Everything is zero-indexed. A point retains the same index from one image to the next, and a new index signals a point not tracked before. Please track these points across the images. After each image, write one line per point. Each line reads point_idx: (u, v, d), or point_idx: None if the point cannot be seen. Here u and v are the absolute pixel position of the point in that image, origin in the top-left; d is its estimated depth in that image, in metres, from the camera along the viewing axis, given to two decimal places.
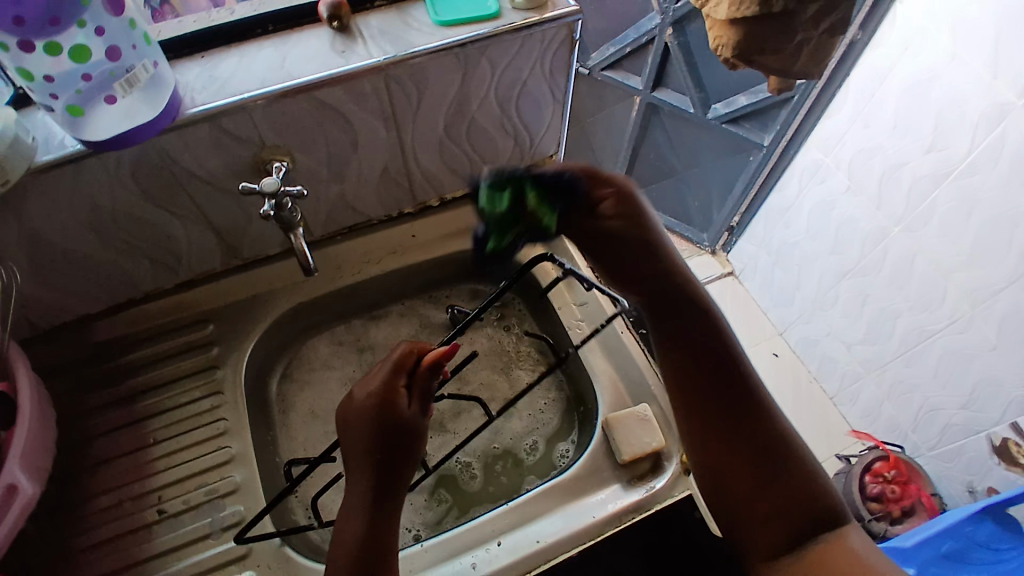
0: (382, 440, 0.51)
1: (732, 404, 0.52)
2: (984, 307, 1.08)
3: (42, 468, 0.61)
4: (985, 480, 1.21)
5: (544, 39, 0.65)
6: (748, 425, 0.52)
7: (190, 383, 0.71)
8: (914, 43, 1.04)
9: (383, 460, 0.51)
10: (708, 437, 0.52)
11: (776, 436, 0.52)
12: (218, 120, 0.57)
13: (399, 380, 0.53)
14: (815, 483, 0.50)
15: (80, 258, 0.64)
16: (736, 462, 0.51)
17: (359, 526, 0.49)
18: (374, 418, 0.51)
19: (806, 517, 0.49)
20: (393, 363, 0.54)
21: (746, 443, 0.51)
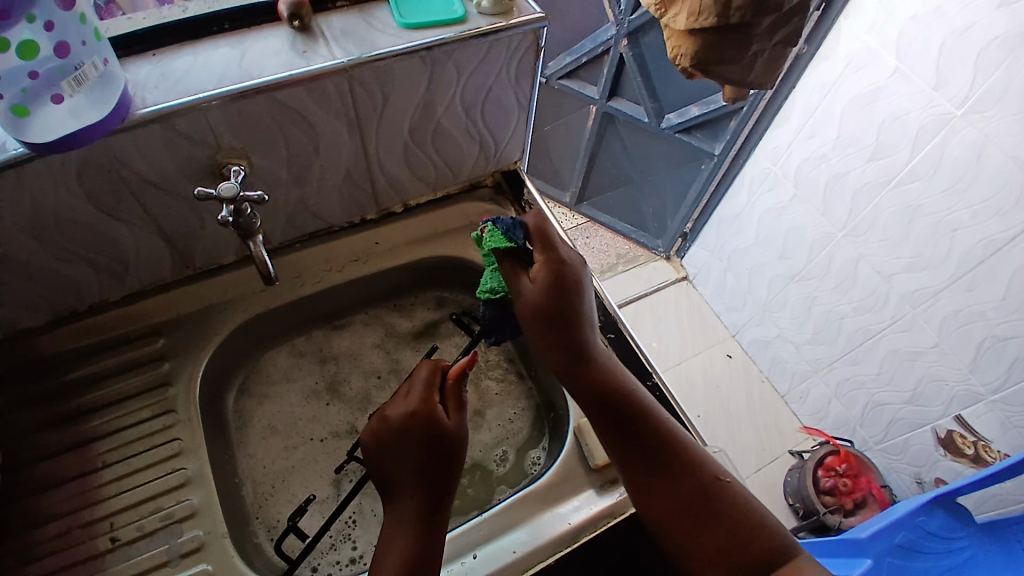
0: (429, 453, 0.53)
1: (655, 451, 0.56)
2: (925, 308, 1.15)
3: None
4: (933, 471, 1.29)
5: (511, 45, 0.65)
6: (685, 467, 0.55)
7: (141, 401, 0.67)
8: (857, 58, 1.10)
9: (433, 472, 0.53)
10: (649, 487, 0.55)
11: (713, 475, 0.55)
12: (171, 121, 0.54)
13: (434, 396, 0.56)
14: (759, 516, 0.54)
15: (18, 268, 0.59)
16: (685, 505, 0.54)
17: (404, 544, 0.50)
18: (420, 431, 0.54)
19: (755, 552, 0.51)
20: (423, 383, 0.57)
21: (689, 485, 0.55)
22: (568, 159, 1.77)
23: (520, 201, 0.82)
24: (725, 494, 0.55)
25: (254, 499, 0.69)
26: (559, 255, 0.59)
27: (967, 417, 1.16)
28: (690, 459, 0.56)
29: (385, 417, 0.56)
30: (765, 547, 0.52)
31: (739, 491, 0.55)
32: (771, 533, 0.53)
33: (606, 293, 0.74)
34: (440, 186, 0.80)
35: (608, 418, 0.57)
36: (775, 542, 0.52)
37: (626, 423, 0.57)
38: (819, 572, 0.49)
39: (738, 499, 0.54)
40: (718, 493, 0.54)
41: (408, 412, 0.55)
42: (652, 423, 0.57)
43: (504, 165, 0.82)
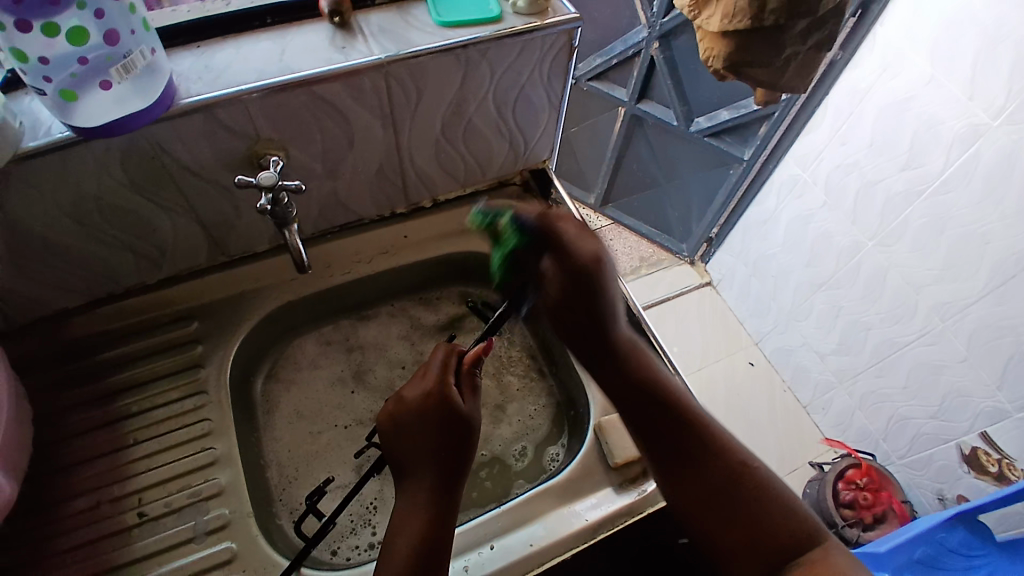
0: (446, 432, 0.55)
1: (683, 440, 0.57)
2: (954, 321, 1.12)
3: (18, 463, 0.59)
4: (956, 488, 1.26)
5: (544, 44, 0.65)
6: (710, 455, 0.55)
7: (172, 382, 0.69)
8: (892, 65, 1.08)
9: (449, 452, 0.54)
10: (675, 473, 0.56)
11: (743, 463, 0.55)
12: (213, 111, 0.56)
13: (449, 378, 0.58)
14: (784, 505, 0.53)
15: (62, 249, 0.62)
16: (708, 493, 0.54)
17: (416, 527, 0.50)
18: (437, 411, 0.55)
19: (778, 542, 0.51)
20: (439, 365, 0.59)
21: (714, 472, 0.54)
22: (594, 161, 1.77)
23: (547, 200, 0.83)
24: (753, 483, 0.54)
25: (278, 481, 0.70)
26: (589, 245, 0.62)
27: (993, 434, 1.14)
28: (721, 446, 0.56)
29: (402, 398, 0.58)
30: (787, 536, 0.51)
31: (767, 479, 0.54)
32: (798, 523, 0.52)
33: (631, 296, 0.74)
34: (468, 183, 0.81)
35: (639, 413, 0.59)
36: (800, 533, 0.51)
37: (657, 416, 0.58)
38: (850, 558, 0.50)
39: (765, 487, 0.53)
40: (743, 480, 0.54)
41: (425, 393, 0.56)
42: (681, 409, 0.58)
43: (533, 163, 0.83)
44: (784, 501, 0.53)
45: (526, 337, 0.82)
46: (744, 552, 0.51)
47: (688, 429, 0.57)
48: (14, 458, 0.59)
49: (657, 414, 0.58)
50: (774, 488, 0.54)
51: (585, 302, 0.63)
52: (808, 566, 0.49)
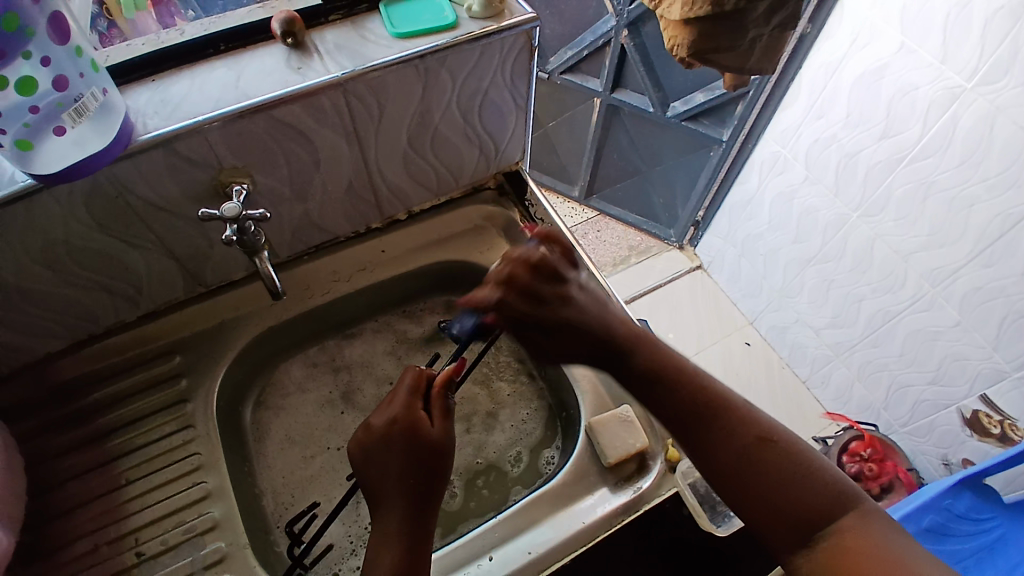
0: (413, 461, 0.54)
1: (693, 417, 0.54)
2: (945, 287, 1.12)
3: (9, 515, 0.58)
4: (960, 452, 1.27)
5: (503, 47, 0.65)
6: (722, 431, 0.53)
7: (160, 418, 0.68)
8: (863, 36, 1.08)
9: (419, 480, 0.54)
10: (695, 448, 0.54)
11: (760, 434, 0.52)
12: (173, 145, 0.55)
13: (417, 404, 0.58)
14: (809, 474, 0.50)
15: (37, 296, 0.61)
16: (728, 477, 0.52)
17: (393, 553, 0.50)
18: (403, 438, 0.55)
19: (804, 516, 0.49)
20: (407, 389, 0.59)
21: (732, 448, 0.52)
22: (575, 153, 1.76)
23: (523, 202, 0.82)
24: (771, 452, 0.51)
25: (275, 509, 0.70)
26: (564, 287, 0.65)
27: (992, 396, 1.14)
28: (735, 420, 0.53)
29: (369, 426, 0.57)
30: (814, 510, 0.49)
31: (791, 447, 0.51)
32: (828, 492, 0.50)
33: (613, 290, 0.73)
34: (442, 193, 0.80)
35: (649, 389, 0.57)
36: (828, 506, 0.49)
37: (668, 393, 0.56)
38: (879, 536, 0.48)
39: (787, 461, 0.50)
40: (764, 457, 0.51)
41: (392, 418, 0.56)
42: (691, 383, 0.56)
43: (506, 165, 0.82)
44: (811, 472, 0.50)
45: (512, 340, 0.81)
46: (776, 533, 0.50)
47: (696, 407, 0.55)
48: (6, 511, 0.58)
49: (672, 391, 0.56)
50: (797, 457, 0.51)
51: (576, 337, 0.62)
52: (833, 540, 0.48)
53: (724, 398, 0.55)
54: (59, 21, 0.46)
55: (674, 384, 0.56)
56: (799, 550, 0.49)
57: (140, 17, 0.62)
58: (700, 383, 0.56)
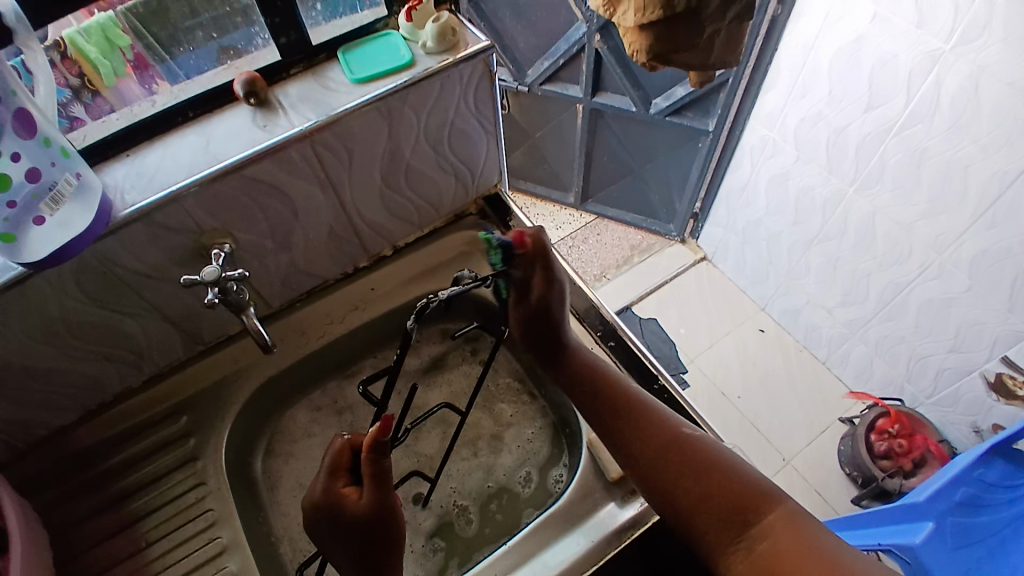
0: (354, 538, 0.52)
1: (619, 417, 0.58)
2: (951, 252, 1.11)
3: None
4: (989, 418, 1.25)
5: (463, 77, 0.66)
6: (646, 433, 0.56)
7: (173, 478, 0.70)
8: (834, 13, 1.07)
9: (369, 551, 0.52)
10: (624, 445, 0.57)
11: (681, 432, 0.56)
12: (152, 216, 0.57)
13: (338, 483, 0.53)
14: (730, 467, 0.52)
15: (42, 373, 0.64)
16: (658, 480, 0.54)
17: None
18: (331, 522, 0.52)
19: (732, 509, 0.50)
20: (328, 467, 0.54)
21: (658, 442, 0.55)
22: (566, 160, 1.75)
23: (506, 223, 0.83)
24: (695, 447, 0.54)
25: (293, 555, 0.72)
26: (552, 272, 0.63)
27: (1015, 357, 1.12)
28: (657, 420, 0.57)
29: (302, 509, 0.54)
30: (742, 504, 0.50)
31: (713, 446, 0.54)
32: (756, 485, 0.51)
33: (603, 304, 0.74)
34: (425, 224, 0.81)
35: (582, 395, 0.61)
36: (754, 501, 0.50)
37: (599, 399, 0.60)
38: (807, 527, 0.48)
39: (709, 456, 0.53)
40: (685, 456, 0.54)
41: (316, 502, 0.53)
42: (617, 390, 0.60)
43: (485, 189, 0.83)
44: (734, 470, 0.52)
45: (509, 360, 0.81)
46: (708, 527, 0.51)
47: (624, 410, 0.58)
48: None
49: (602, 395, 0.60)
50: (720, 454, 0.54)
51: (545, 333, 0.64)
52: (768, 535, 0.48)
53: (648, 402, 0.59)
54: (24, 117, 0.47)
55: (602, 390, 0.60)
56: (730, 541, 0.50)
57: (125, 85, 0.61)
58: (623, 390, 0.60)
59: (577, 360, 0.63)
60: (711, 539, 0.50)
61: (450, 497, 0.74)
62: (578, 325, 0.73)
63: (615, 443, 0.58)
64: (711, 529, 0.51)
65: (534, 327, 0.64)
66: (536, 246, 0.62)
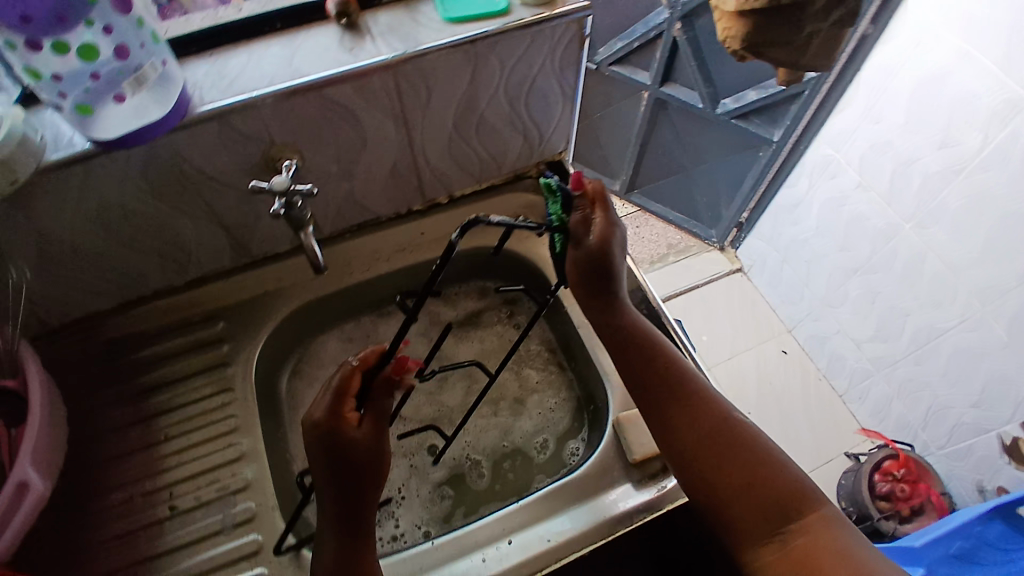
0: (342, 471, 0.52)
1: (668, 392, 0.56)
2: (995, 306, 1.08)
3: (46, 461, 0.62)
4: (995, 480, 1.22)
5: (554, 35, 0.64)
6: (694, 414, 0.55)
7: (200, 380, 0.71)
8: (926, 40, 1.03)
9: (351, 492, 0.52)
10: (668, 422, 0.55)
11: (730, 417, 0.54)
12: (227, 118, 0.57)
13: (345, 406, 0.53)
14: (775, 462, 0.52)
15: (91, 255, 0.64)
16: (704, 463, 0.52)
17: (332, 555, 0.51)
18: (332, 444, 0.52)
19: (774, 504, 0.50)
20: (337, 389, 0.53)
21: (706, 425, 0.54)
22: (619, 147, 1.73)
23: None
24: (742, 436, 0.53)
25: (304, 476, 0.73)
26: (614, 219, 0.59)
27: None
28: (706, 401, 0.55)
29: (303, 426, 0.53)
30: (787, 499, 0.50)
31: (760, 437, 0.54)
32: (798, 483, 0.51)
33: (650, 286, 0.73)
34: (484, 178, 0.81)
35: (631, 361, 0.59)
36: (797, 496, 0.50)
37: (648, 370, 0.58)
38: (843, 532, 0.49)
39: (755, 448, 0.52)
40: (735, 442, 0.53)
41: (323, 421, 0.52)
42: (668, 364, 0.58)
43: (549, 155, 0.82)
44: (780, 464, 0.52)
45: (543, 330, 0.81)
46: (745, 518, 0.50)
47: (673, 386, 0.56)
48: (43, 457, 0.62)
49: (652, 367, 0.58)
50: (766, 447, 0.53)
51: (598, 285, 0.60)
52: (806, 535, 0.48)
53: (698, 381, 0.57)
54: None
55: (652, 361, 0.58)
56: (767, 535, 0.49)
57: None
58: (674, 365, 0.58)
59: (630, 325, 0.60)
60: (748, 530, 0.50)
61: (464, 450, 0.74)
62: None
63: (659, 418, 0.56)
64: (748, 520, 0.50)
65: (587, 273, 0.60)
66: (594, 192, 0.60)
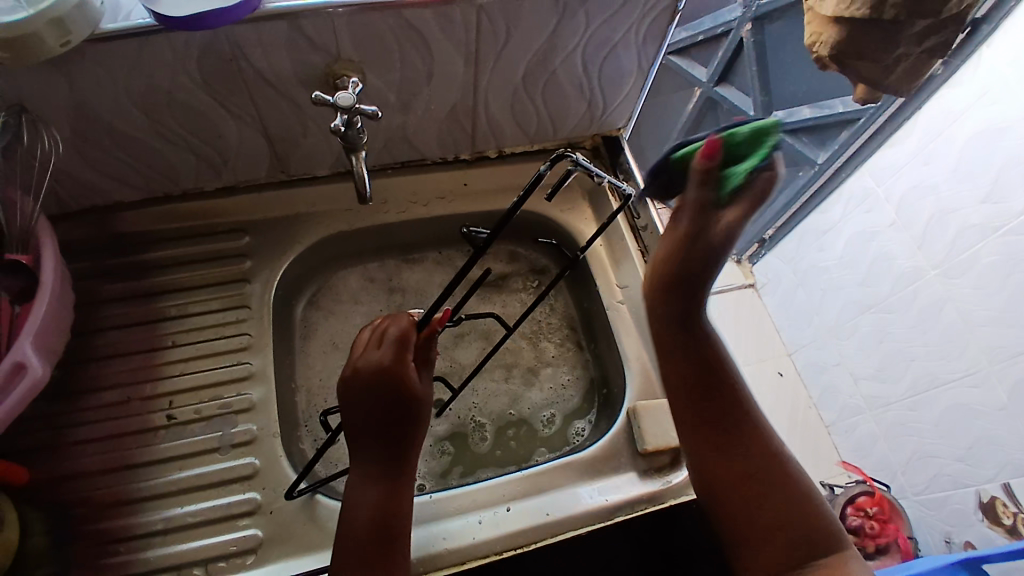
0: (397, 414, 0.54)
1: (717, 408, 0.56)
2: (1002, 367, 1.08)
3: (48, 351, 0.61)
4: (964, 534, 1.21)
5: (647, 3, 0.60)
6: (740, 436, 0.54)
7: (214, 293, 0.70)
8: (994, 92, 1.01)
9: (399, 439, 0.54)
10: (711, 438, 0.55)
11: (773, 449, 0.54)
12: (297, 20, 0.53)
13: (406, 355, 0.54)
14: (809, 501, 0.51)
15: (126, 140, 0.61)
16: (735, 481, 0.52)
17: (371, 496, 0.52)
18: (388, 392, 0.53)
19: (800, 538, 0.49)
20: (397, 337, 0.55)
21: (748, 451, 0.53)
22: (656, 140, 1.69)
23: (617, 169, 0.79)
24: (783, 469, 0.52)
25: (306, 408, 0.72)
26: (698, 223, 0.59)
27: (1015, 487, 1.09)
28: (752, 428, 0.55)
29: (354, 369, 0.54)
30: (815, 531, 0.49)
31: (798, 472, 0.53)
32: (827, 524, 0.50)
33: None
34: (537, 140, 0.78)
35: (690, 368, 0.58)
36: (824, 533, 0.50)
37: (702, 382, 0.57)
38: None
39: (793, 483, 0.52)
40: (771, 469, 0.52)
41: (384, 366, 0.53)
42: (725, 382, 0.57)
43: (606, 129, 0.79)
44: (812, 500, 0.52)
45: (568, 305, 0.79)
46: (768, 546, 0.50)
47: (724, 404, 0.56)
48: (43, 342, 0.60)
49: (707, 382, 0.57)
50: (803, 485, 0.52)
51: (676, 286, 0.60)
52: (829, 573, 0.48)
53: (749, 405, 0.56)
54: None
55: (710, 373, 0.57)
56: (787, 565, 0.49)
57: None
58: (732, 384, 0.57)
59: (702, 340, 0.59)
60: (769, 558, 0.49)
61: (469, 410, 0.73)
62: None
63: (703, 431, 0.56)
64: (771, 548, 0.50)
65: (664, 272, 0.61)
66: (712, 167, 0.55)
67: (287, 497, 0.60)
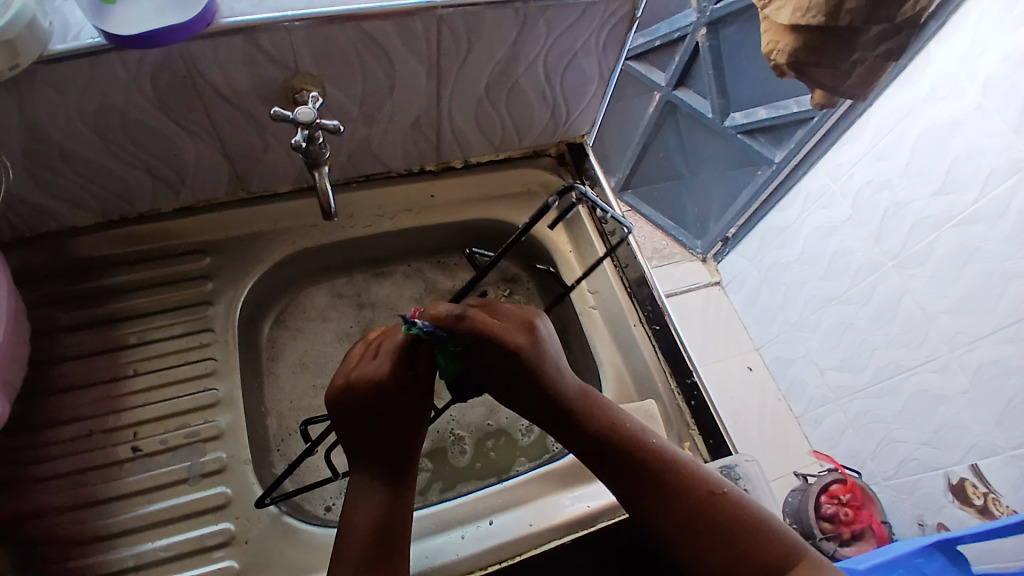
0: (394, 420, 0.54)
1: (637, 477, 0.53)
2: (962, 353, 1.12)
3: (3, 384, 0.56)
4: (936, 516, 1.26)
5: (606, 12, 0.60)
6: (673, 494, 0.52)
7: (175, 317, 0.68)
8: (942, 88, 1.05)
9: (397, 448, 0.54)
10: (645, 505, 0.53)
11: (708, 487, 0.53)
12: (254, 35, 0.52)
13: (403, 367, 0.54)
14: (758, 526, 0.51)
15: (78, 163, 0.58)
16: (681, 536, 0.51)
17: (370, 510, 0.51)
18: (387, 401, 0.53)
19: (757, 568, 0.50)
20: (395, 347, 0.54)
21: (684, 505, 0.52)
22: (619, 144, 1.71)
23: (583, 175, 0.80)
24: (722, 507, 0.52)
25: (277, 431, 0.71)
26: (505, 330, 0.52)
27: (983, 469, 1.13)
28: (682, 478, 0.53)
29: (348, 378, 0.54)
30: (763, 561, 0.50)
31: (740, 501, 0.53)
32: (776, 541, 0.51)
33: (655, 281, 0.72)
34: (502, 149, 0.78)
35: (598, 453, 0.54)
36: (778, 556, 0.50)
37: (614, 460, 0.54)
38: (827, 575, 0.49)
39: (737, 516, 0.51)
40: (713, 514, 0.51)
41: (379, 377, 0.53)
42: (637, 445, 0.54)
43: (570, 137, 0.80)
44: (758, 524, 0.52)
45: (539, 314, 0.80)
46: None
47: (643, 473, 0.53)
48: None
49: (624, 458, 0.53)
50: (748, 512, 0.52)
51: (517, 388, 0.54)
52: None
53: (669, 454, 0.54)
54: None
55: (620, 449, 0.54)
56: None
57: None
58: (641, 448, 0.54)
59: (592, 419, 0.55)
60: None
61: (448, 424, 0.72)
62: (625, 300, 0.72)
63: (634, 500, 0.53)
64: None
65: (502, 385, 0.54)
66: None
67: (259, 505, 0.59)
